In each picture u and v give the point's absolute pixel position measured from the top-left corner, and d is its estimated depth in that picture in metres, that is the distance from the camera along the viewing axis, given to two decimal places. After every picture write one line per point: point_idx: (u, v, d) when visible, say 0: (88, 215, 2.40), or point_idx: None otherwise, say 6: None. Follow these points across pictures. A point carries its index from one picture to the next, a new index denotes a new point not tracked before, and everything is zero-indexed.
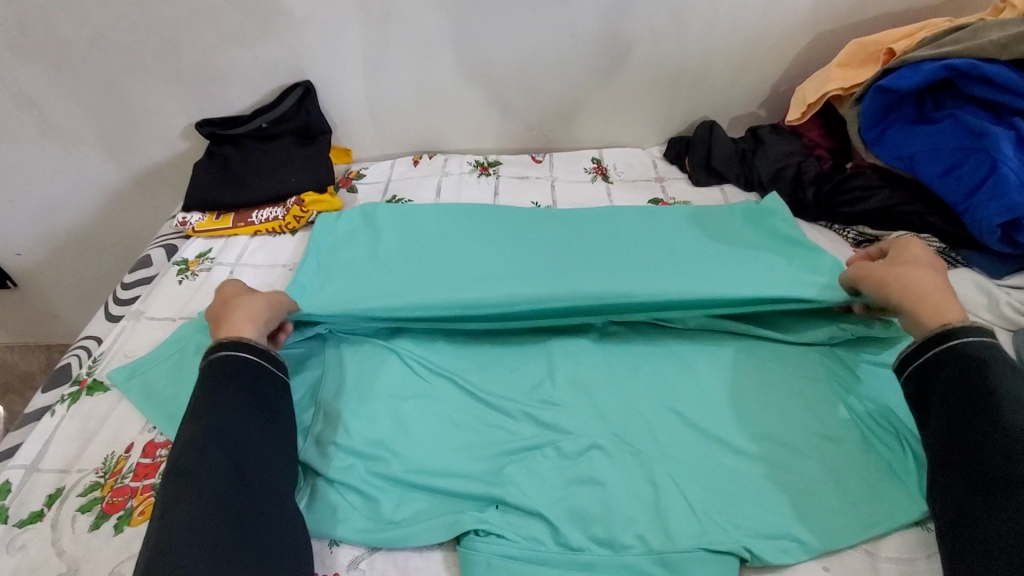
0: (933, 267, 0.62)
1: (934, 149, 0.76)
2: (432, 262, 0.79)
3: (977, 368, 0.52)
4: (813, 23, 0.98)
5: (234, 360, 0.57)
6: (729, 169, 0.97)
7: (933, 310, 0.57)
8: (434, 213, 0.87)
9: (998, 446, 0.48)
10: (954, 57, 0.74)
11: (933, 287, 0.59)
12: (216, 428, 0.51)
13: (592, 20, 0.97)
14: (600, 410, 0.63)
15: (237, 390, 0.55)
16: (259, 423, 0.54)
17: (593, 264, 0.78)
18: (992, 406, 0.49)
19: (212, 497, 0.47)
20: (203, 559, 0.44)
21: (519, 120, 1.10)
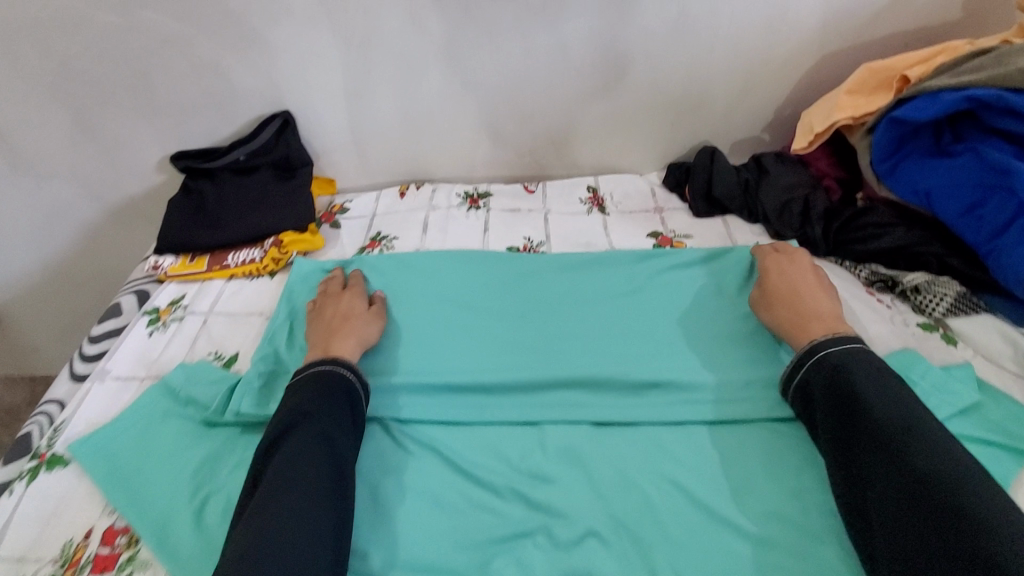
0: (793, 286, 0.72)
1: (953, 186, 0.71)
2: (424, 327, 0.76)
3: (843, 373, 0.59)
4: (821, 43, 0.92)
5: (307, 378, 0.63)
6: (731, 200, 0.92)
7: (798, 337, 0.67)
8: (430, 270, 0.84)
9: (873, 433, 0.54)
10: (976, 87, 0.68)
11: (795, 312, 0.69)
12: (298, 435, 0.57)
13: (584, 43, 0.92)
14: (596, 486, 0.59)
15: (314, 395, 0.60)
16: (338, 420, 0.59)
17: (590, 330, 0.75)
18: (862, 401, 0.56)
19: (307, 495, 0.52)
20: (268, 529, 0.49)
21: (510, 147, 1.05)
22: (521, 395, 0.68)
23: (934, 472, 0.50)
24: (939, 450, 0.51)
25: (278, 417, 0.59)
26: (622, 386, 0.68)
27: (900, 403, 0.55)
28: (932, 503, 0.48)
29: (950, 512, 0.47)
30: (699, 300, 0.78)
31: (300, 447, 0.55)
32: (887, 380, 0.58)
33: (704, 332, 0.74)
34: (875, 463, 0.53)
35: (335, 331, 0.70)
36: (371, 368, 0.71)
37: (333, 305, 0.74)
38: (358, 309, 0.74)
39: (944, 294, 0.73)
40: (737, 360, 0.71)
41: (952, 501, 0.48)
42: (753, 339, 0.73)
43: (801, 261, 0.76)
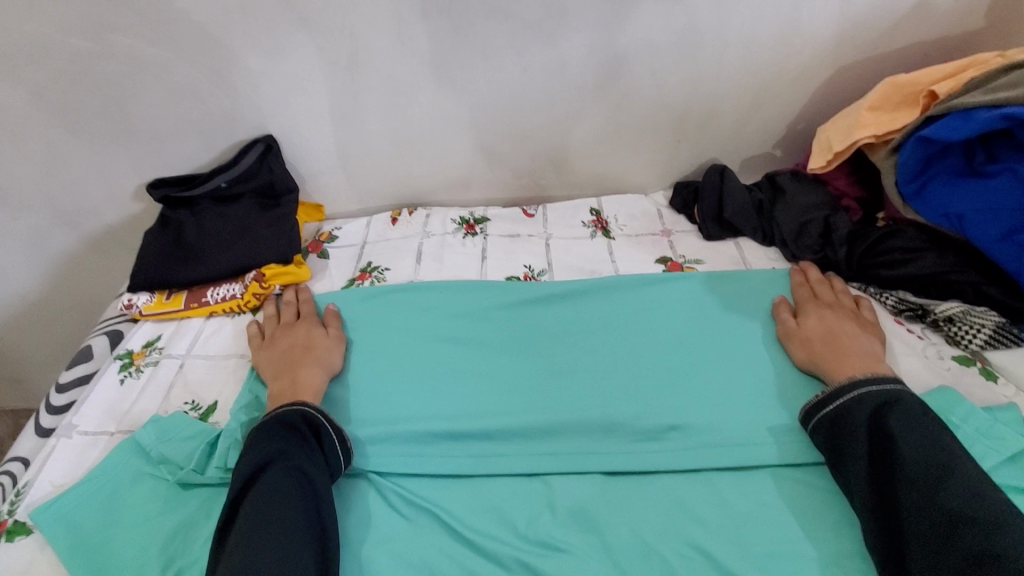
0: (832, 328, 0.68)
1: (989, 209, 0.65)
2: (420, 367, 0.70)
3: (879, 412, 0.56)
4: (837, 55, 0.87)
5: (280, 415, 0.59)
6: (745, 222, 0.87)
7: (832, 373, 0.64)
8: (426, 302, 0.78)
9: (905, 473, 0.52)
10: (1013, 105, 0.63)
11: (833, 351, 0.65)
12: (275, 475, 0.53)
13: (585, 60, 0.87)
14: (613, 554, 0.53)
15: (288, 434, 0.57)
16: (316, 462, 0.56)
17: (601, 368, 0.69)
18: (893, 442, 0.54)
19: (283, 543, 0.49)
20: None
21: (508, 168, 1.00)
22: (528, 445, 0.62)
23: (972, 517, 0.47)
24: (977, 493, 0.49)
25: (249, 454, 0.55)
26: (636, 434, 0.62)
27: (937, 445, 0.52)
28: (968, 551, 0.46)
29: (988, 560, 0.45)
30: (716, 333, 0.72)
31: (275, 490, 0.52)
32: (919, 415, 0.55)
33: (724, 370, 0.68)
34: (905, 505, 0.51)
35: (295, 364, 0.67)
36: (360, 417, 0.65)
37: (290, 337, 0.72)
38: (316, 337, 0.71)
39: (982, 325, 0.67)
40: (761, 401, 0.65)
41: (989, 548, 0.46)
42: (775, 377, 0.67)
43: (840, 305, 0.72)
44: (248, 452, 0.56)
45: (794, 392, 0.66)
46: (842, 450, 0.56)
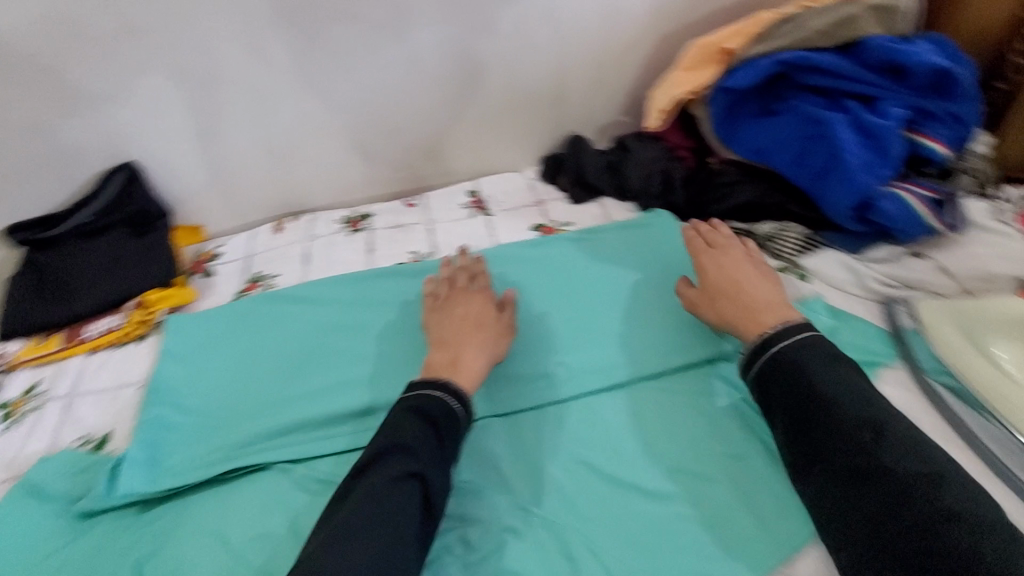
0: (731, 278, 0.69)
1: (781, 141, 0.77)
2: (323, 355, 0.75)
3: (803, 369, 0.57)
4: (655, 26, 0.99)
5: (419, 401, 0.59)
6: (603, 181, 1.00)
7: (748, 328, 0.64)
8: (322, 293, 0.82)
9: (843, 438, 0.53)
10: (783, 52, 0.77)
11: (736, 307, 0.66)
12: (399, 463, 0.53)
13: (436, 53, 0.93)
14: (507, 482, 0.60)
15: (420, 422, 0.57)
16: (441, 462, 0.55)
17: (489, 328, 0.77)
18: (824, 397, 0.55)
19: (382, 529, 0.49)
20: (354, 548, 0.47)
21: (384, 165, 1.04)
22: None
23: (912, 475, 0.49)
24: (910, 448, 0.51)
25: (386, 434, 0.56)
26: (521, 379, 0.70)
27: (862, 398, 0.55)
28: (914, 511, 0.48)
29: (935, 516, 0.47)
30: (588, 281, 0.82)
31: (398, 477, 0.52)
32: (845, 372, 0.57)
33: (595, 312, 0.77)
34: (852, 472, 0.51)
35: (463, 340, 0.69)
36: (270, 413, 0.70)
37: (465, 308, 0.73)
38: (490, 316, 0.73)
39: (791, 236, 0.81)
40: (628, 331, 0.75)
41: (935, 504, 0.47)
42: (639, 309, 0.78)
43: (738, 248, 0.72)
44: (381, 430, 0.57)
45: (655, 320, 0.75)
46: (780, 416, 0.57)
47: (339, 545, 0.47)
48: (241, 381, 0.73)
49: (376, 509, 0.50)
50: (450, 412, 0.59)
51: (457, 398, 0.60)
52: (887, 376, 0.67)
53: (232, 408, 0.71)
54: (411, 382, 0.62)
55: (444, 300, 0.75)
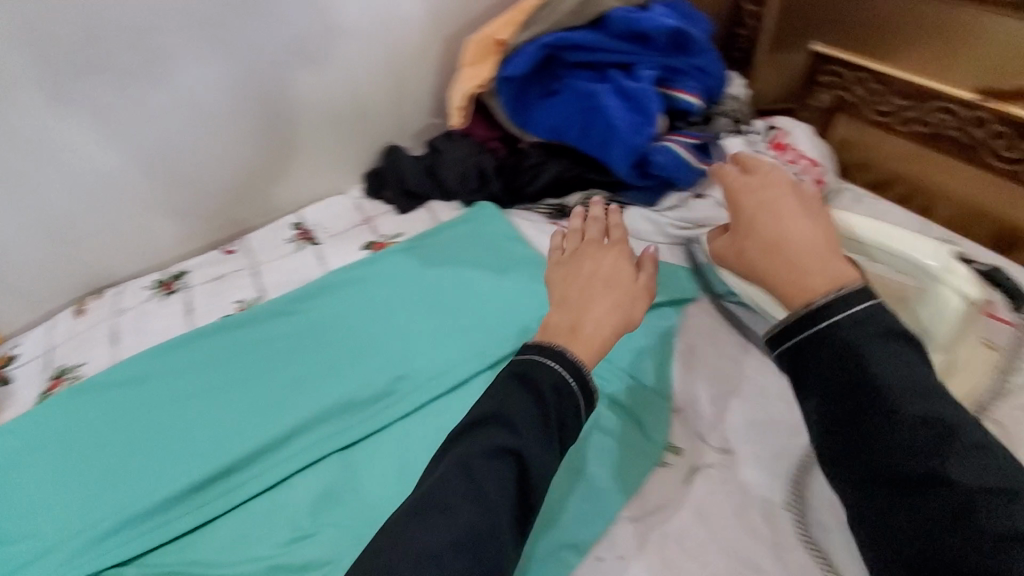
0: (779, 228, 0.51)
1: (566, 117, 0.83)
2: (150, 435, 0.69)
3: (855, 357, 0.43)
4: (436, 28, 1.02)
5: (531, 366, 0.50)
6: (424, 187, 1.00)
7: (790, 296, 0.48)
8: (139, 370, 0.75)
9: (900, 441, 0.41)
10: (545, 36, 0.81)
11: (781, 266, 0.50)
12: (495, 434, 0.47)
13: (211, 90, 0.88)
14: (356, 522, 0.60)
15: (527, 392, 0.49)
16: (544, 448, 0.47)
17: (327, 362, 0.75)
18: (878, 392, 0.42)
19: (466, 514, 0.44)
20: (432, 528, 0.43)
21: (193, 216, 0.97)
22: (276, 457, 0.66)
23: (981, 488, 0.39)
24: (980, 451, 0.40)
25: (487, 398, 0.50)
26: (365, 403, 0.70)
27: (924, 390, 0.42)
28: (978, 543, 0.38)
29: (1004, 540, 0.37)
30: (421, 289, 0.83)
31: (490, 454, 0.46)
32: (902, 354, 0.43)
33: (425, 321, 0.78)
34: (900, 482, 0.41)
35: (595, 303, 0.55)
36: (94, 514, 0.63)
37: (595, 263, 0.59)
38: (624, 276, 0.58)
39: (599, 203, 0.89)
40: (462, 331, 0.77)
41: (999, 526, 0.37)
42: (472, 307, 0.80)
43: (777, 189, 0.55)
44: (487, 389, 0.51)
45: (490, 317, 0.78)
46: (824, 405, 0.45)
47: (419, 522, 0.44)
48: (53, 490, 0.65)
49: (463, 491, 0.44)
50: (562, 387, 0.50)
51: (574, 373, 0.50)
52: (695, 310, 0.73)
53: (45, 521, 0.63)
54: (530, 342, 0.53)
55: (567, 255, 0.62)
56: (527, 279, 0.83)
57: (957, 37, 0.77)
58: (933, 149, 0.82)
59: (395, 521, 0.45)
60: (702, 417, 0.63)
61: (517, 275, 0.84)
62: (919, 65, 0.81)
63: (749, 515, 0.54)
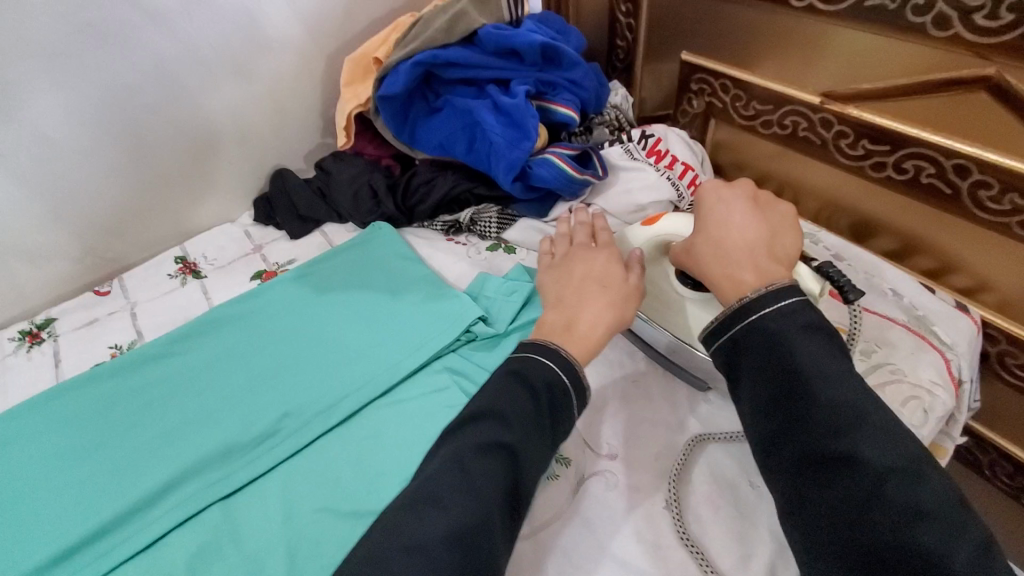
0: (725, 230, 0.56)
1: (449, 134, 0.84)
2: (4, 505, 0.63)
3: (780, 344, 0.45)
4: (318, 47, 0.98)
5: (526, 363, 0.53)
6: (316, 210, 0.97)
7: (728, 290, 0.52)
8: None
9: (817, 426, 0.42)
10: (417, 54, 0.81)
11: (723, 266, 0.53)
12: (489, 429, 0.48)
13: (64, 122, 0.82)
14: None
15: (520, 389, 0.51)
16: (537, 443, 0.48)
17: (208, 404, 0.71)
18: (800, 379, 0.43)
19: (456, 508, 0.43)
20: (420, 523, 0.43)
21: (59, 258, 0.90)
22: (149, 514, 0.62)
23: (891, 468, 0.39)
24: (892, 437, 0.41)
25: (483, 394, 0.51)
26: (249, 445, 0.67)
27: (842, 379, 0.43)
28: (884, 526, 0.38)
29: (907, 524, 0.38)
30: (308, 316, 0.80)
31: (484, 446, 0.47)
32: (827, 344, 0.45)
33: (317, 350, 0.76)
34: (814, 469, 0.42)
35: (587, 302, 0.60)
36: None
37: (586, 264, 0.64)
38: (615, 275, 0.62)
39: (491, 216, 0.89)
40: (353, 357, 0.74)
41: (908, 509, 0.38)
42: (362, 331, 0.78)
43: (742, 199, 0.58)
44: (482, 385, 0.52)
45: (382, 338, 0.76)
46: (749, 389, 0.46)
47: (408, 518, 0.43)
48: None
49: (453, 484, 0.45)
50: (557, 382, 0.52)
51: (567, 370, 0.53)
52: None
53: None
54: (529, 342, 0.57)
55: (559, 257, 0.68)
56: (417, 295, 0.81)
57: (799, 46, 0.80)
58: (794, 150, 0.88)
59: (388, 516, 0.45)
60: (592, 425, 0.64)
61: (408, 291, 0.82)
62: (772, 73, 0.85)
63: (635, 519, 0.56)
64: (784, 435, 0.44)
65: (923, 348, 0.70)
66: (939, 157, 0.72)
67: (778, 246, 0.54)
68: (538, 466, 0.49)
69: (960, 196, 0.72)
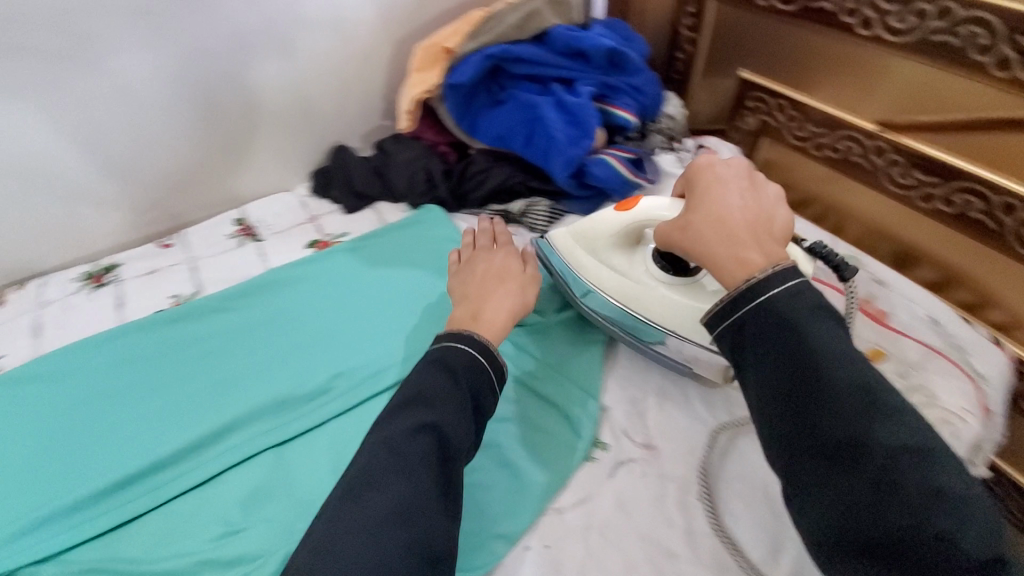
0: (725, 208, 0.55)
1: (510, 126, 0.87)
2: (71, 432, 0.67)
3: (792, 327, 0.45)
4: (388, 32, 1.03)
5: (442, 353, 0.58)
6: (372, 188, 1.01)
7: (734, 270, 0.50)
8: (66, 364, 0.73)
9: (829, 409, 0.43)
10: (489, 47, 0.84)
11: (727, 243, 0.52)
12: (417, 414, 0.52)
13: (145, 80, 0.85)
14: (287, 518, 0.60)
15: (442, 376, 0.55)
16: (461, 422, 0.53)
17: (265, 359, 0.74)
18: (814, 362, 0.44)
19: (391, 490, 0.47)
20: (362, 506, 0.46)
21: (125, 208, 0.94)
22: (207, 453, 0.66)
23: (900, 447, 0.41)
24: (899, 417, 0.42)
25: (410, 384, 0.55)
26: (303, 401, 0.70)
27: (850, 362, 0.44)
28: (898, 505, 0.40)
29: (922, 502, 0.39)
30: (363, 287, 0.83)
31: (413, 430, 0.50)
32: (834, 327, 0.46)
33: (366, 319, 0.79)
34: (827, 451, 0.43)
35: (490, 292, 0.67)
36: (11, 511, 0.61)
37: (488, 262, 0.72)
38: (514, 269, 0.71)
39: (541, 210, 0.91)
40: (404, 329, 0.78)
41: (919, 487, 0.40)
42: (413, 306, 0.81)
43: (735, 180, 0.58)
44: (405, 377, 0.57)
45: (433, 315, 0.79)
46: (761, 371, 0.46)
47: (352, 502, 0.47)
48: None
49: (387, 468, 0.48)
50: (475, 364, 0.57)
51: (482, 351, 0.58)
52: None
53: None
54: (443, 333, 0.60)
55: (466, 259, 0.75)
56: None
57: (858, 74, 0.83)
58: (843, 174, 0.90)
59: (331, 503, 0.48)
60: (628, 416, 0.67)
61: None
62: (830, 97, 0.87)
63: (667, 506, 0.59)
64: (792, 423, 0.45)
65: (957, 376, 0.72)
66: (989, 192, 0.74)
67: (777, 225, 0.54)
68: (464, 443, 0.53)
69: (1004, 233, 0.74)
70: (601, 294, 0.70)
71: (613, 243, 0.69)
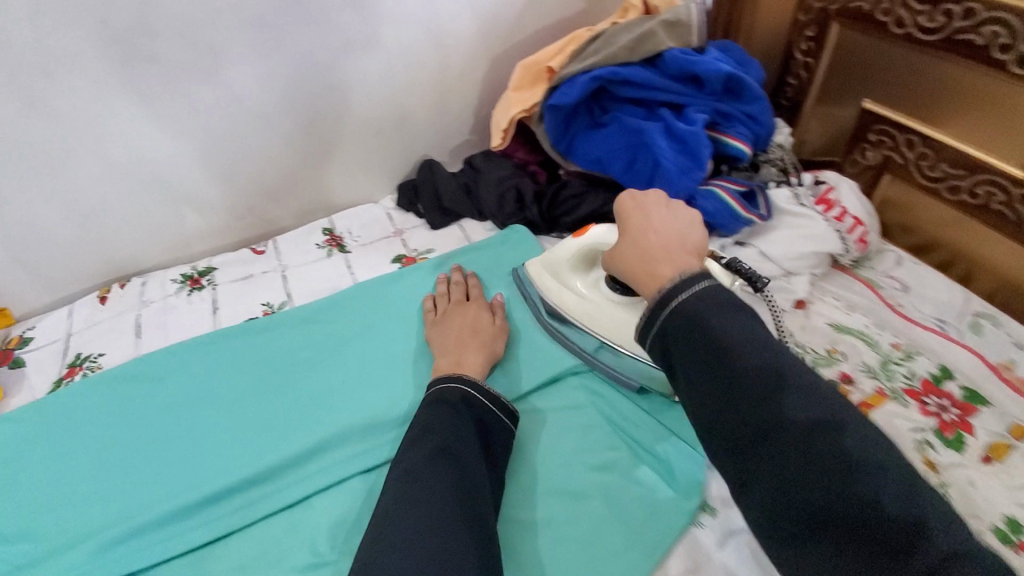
0: (647, 232, 0.57)
1: (613, 150, 0.83)
2: (169, 438, 0.68)
3: (704, 325, 0.46)
4: (486, 48, 1.01)
5: (440, 392, 0.61)
6: (460, 204, 0.99)
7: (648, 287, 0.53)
8: (165, 367, 0.74)
9: (747, 399, 0.43)
10: (597, 68, 0.81)
11: (648, 264, 0.54)
12: (429, 443, 0.54)
13: (254, 89, 0.87)
14: None
15: (447, 411, 0.58)
16: (469, 447, 0.55)
17: (353, 379, 0.73)
18: (730, 355, 0.44)
19: (419, 514, 0.48)
20: (397, 528, 0.47)
21: (223, 212, 0.96)
22: (297, 474, 0.65)
23: (812, 423, 0.41)
24: (811, 393, 0.42)
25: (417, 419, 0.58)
26: (392, 427, 0.68)
27: (762, 347, 0.44)
28: (824, 478, 0.39)
29: (842, 472, 0.39)
30: None
31: (430, 459, 0.53)
32: (744, 317, 0.46)
33: None
34: (755, 439, 0.42)
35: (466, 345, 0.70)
36: (110, 515, 0.62)
37: (461, 314, 0.75)
38: (485, 322, 0.74)
39: None
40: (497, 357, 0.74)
41: (839, 459, 0.39)
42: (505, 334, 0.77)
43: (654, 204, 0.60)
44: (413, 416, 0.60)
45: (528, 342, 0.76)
46: (688, 372, 0.46)
47: (386, 527, 0.48)
48: (69, 485, 0.64)
49: (412, 493, 0.50)
50: (474, 400, 0.61)
51: (480, 389, 0.62)
52: None
53: (62, 515, 0.62)
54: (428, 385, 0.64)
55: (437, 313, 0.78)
56: None
57: (1005, 113, 0.74)
58: (976, 221, 0.81)
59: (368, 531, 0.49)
60: None
61: None
62: (966, 136, 0.80)
63: None
64: (718, 416, 0.44)
65: None
66: None
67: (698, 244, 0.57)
68: (477, 469, 0.55)
69: None
70: (562, 313, 0.75)
71: (568, 265, 0.74)
